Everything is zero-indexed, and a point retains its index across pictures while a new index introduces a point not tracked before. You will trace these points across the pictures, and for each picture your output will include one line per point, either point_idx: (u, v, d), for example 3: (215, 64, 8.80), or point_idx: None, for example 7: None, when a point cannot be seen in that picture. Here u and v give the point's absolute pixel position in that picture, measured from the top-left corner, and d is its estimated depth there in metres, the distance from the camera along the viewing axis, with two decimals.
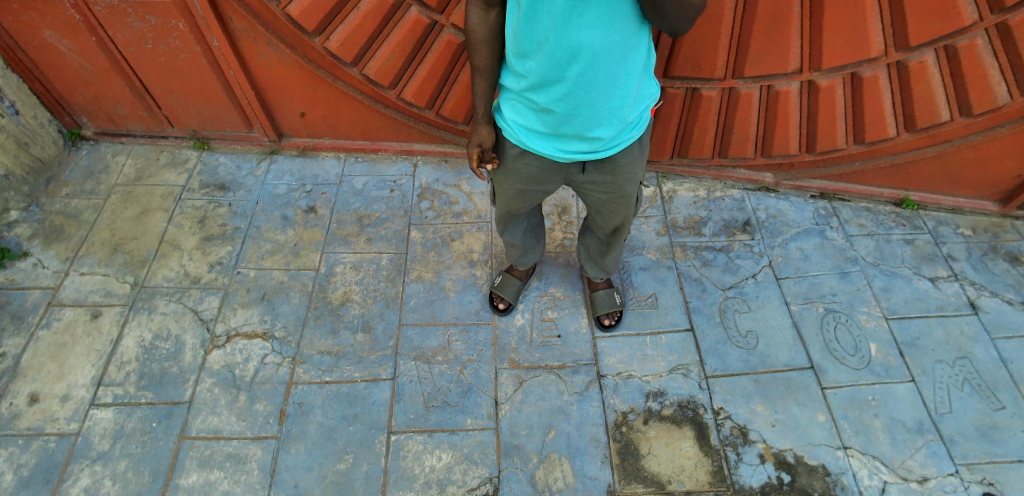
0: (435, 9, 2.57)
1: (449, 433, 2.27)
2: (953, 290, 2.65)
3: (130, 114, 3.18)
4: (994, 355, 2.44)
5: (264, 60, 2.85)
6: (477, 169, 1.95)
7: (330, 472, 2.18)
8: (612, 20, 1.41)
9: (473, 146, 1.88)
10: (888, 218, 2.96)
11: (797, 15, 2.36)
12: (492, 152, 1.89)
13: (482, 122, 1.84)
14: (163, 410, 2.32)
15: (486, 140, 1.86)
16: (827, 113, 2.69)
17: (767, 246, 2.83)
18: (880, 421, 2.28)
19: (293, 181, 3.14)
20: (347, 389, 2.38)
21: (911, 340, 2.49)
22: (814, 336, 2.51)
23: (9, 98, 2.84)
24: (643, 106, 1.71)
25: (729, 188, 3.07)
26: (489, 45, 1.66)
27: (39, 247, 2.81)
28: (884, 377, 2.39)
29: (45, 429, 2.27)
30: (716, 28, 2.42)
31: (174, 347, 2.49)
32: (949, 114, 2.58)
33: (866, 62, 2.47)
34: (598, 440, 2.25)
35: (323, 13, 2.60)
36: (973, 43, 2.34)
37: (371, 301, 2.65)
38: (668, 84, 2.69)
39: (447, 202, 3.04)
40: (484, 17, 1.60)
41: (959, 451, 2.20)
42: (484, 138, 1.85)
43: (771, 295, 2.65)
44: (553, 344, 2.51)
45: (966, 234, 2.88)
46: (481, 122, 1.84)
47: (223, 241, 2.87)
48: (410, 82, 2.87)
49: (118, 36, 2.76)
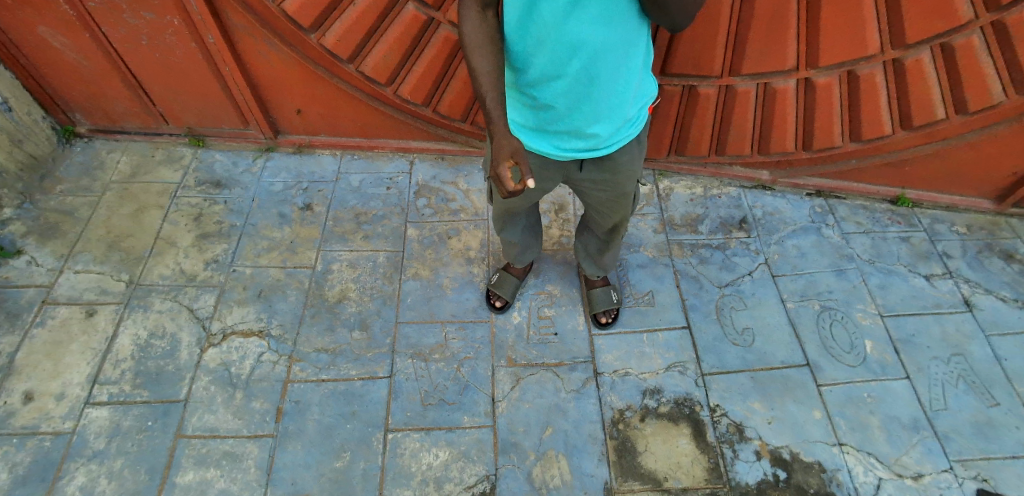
0: (433, 5, 2.55)
1: (447, 430, 2.27)
2: (949, 288, 2.66)
3: (126, 111, 3.16)
4: (989, 353, 2.46)
5: (260, 56, 2.84)
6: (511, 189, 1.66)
7: (328, 470, 2.18)
8: (610, 17, 1.41)
9: (505, 160, 1.65)
10: (884, 216, 2.96)
11: (795, 13, 2.36)
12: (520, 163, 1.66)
13: (501, 134, 1.64)
14: (160, 408, 2.31)
15: (515, 147, 1.66)
16: (824, 110, 2.69)
17: (764, 244, 2.84)
18: (876, 418, 2.29)
19: (289, 178, 3.13)
20: (345, 386, 2.38)
21: (907, 338, 2.50)
22: (810, 333, 2.52)
23: (2, 94, 2.82)
24: (641, 103, 1.71)
25: (726, 186, 3.08)
26: (490, 49, 1.54)
27: (34, 244, 2.79)
28: (880, 374, 2.40)
29: (41, 427, 2.26)
30: (714, 25, 2.42)
31: (170, 345, 2.48)
32: (946, 112, 2.59)
33: (863, 60, 2.48)
34: (596, 437, 2.25)
35: (320, 9, 2.58)
36: (970, 42, 2.34)
37: (369, 299, 2.64)
38: (667, 81, 2.69)
39: (444, 200, 3.03)
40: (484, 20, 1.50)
41: (954, 448, 2.21)
42: (508, 144, 1.64)
43: (768, 292, 2.65)
44: (550, 341, 2.51)
45: (961, 232, 2.89)
46: (499, 134, 1.64)
47: (219, 239, 2.85)
48: (408, 79, 2.86)
49: (114, 32, 2.74)
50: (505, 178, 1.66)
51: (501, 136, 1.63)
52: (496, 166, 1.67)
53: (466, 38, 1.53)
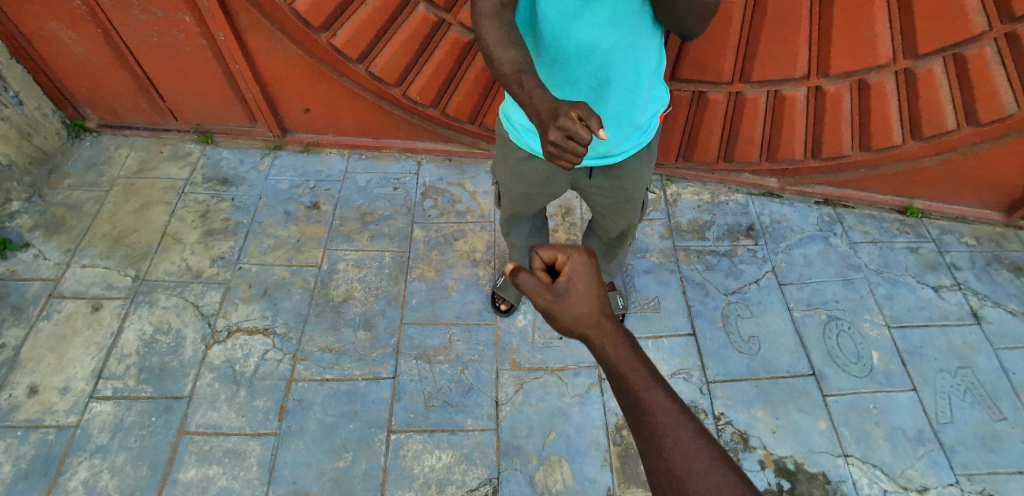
0: (443, 7, 2.56)
1: (449, 433, 2.26)
2: (957, 300, 2.64)
3: (134, 107, 3.17)
4: (996, 365, 2.44)
5: (269, 54, 2.84)
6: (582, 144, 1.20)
7: (329, 469, 2.18)
8: (620, 19, 1.39)
9: (565, 112, 1.20)
10: (892, 225, 2.95)
11: (806, 21, 2.35)
12: (575, 112, 1.20)
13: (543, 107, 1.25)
14: (163, 405, 2.31)
15: (573, 101, 1.23)
16: (833, 119, 2.68)
17: (771, 252, 2.82)
18: (881, 429, 2.27)
19: (296, 176, 3.13)
20: (348, 386, 2.38)
21: (914, 349, 2.49)
22: (816, 342, 2.51)
23: (12, 88, 2.83)
24: (653, 110, 1.69)
25: (733, 192, 3.07)
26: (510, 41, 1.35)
27: (40, 238, 2.80)
28: (886, 385, 2.38)
29: (44, 421, 2.26)
30: (725, 31, 2.41)
31: (174, 341, 2.48)
32: (956, 122, 2.58)
33: (873, 69, 2.46)
34: (598, 443, 2.24)
35: (330, 9, 2.59)
36: (982, 52, 2.33)
37: (374, 299, 2.64)
38: (676, 87, 2.68)
39: (450, 201, 3.03)
40: (501, 19, 1.37)
41: (960, 461, 2.20)
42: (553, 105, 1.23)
43: (774, 300, 2.64)
44: (555, 345, 2.50)
45: (970, 244, 2.87)
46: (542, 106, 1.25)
47: (225, 236, 2.86)
48: (417, 80, 2.87)
49: (124, 28, 2.74)
50: (574, 138, 1.20)
51: (547, 104, 1.25)
52: (551, 127, 1.22)
53: (484, 38, 1.37)
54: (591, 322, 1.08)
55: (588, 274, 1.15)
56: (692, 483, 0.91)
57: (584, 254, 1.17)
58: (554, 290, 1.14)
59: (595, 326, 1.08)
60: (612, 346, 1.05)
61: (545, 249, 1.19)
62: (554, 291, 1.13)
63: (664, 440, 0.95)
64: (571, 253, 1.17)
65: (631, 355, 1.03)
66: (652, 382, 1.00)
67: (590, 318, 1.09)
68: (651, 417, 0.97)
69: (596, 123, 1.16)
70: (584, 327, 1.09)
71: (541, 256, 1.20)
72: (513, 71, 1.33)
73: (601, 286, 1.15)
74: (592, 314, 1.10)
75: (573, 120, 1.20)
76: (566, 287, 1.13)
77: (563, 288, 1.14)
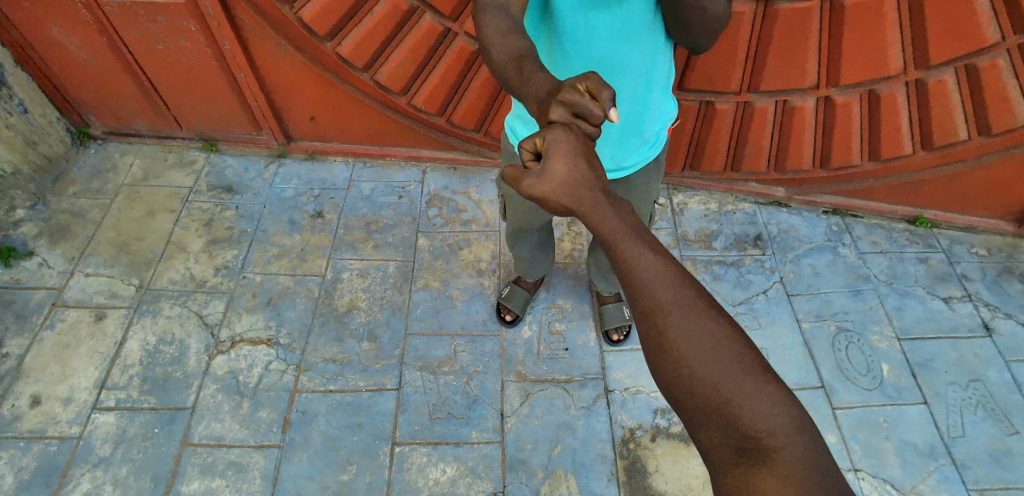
0: (449, 16, 2.55)
1: (454, 445, 2.24)
2: (967, 311, 2.62)
3: (139, 115, 3.17)
4: (1008, 378, 2.40)
5: (276, 61, 2.82)
6: (607, 106, 1.09)
7: (333, 482, 2.15)
8: (630, 34, 1.37)
9: (572, 85, 1.13)
10: (902, 235, 2.92)
11: (817, 31, 2.32)
12: (588, 86, 1.11)
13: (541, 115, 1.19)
14: (166, 416, 2.30)
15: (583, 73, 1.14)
16: (842, 130, 2.67)
17: (779, 262, 2.80)
18: (892, 444, 2.24)
19: (301, 184, 3.13)
20: (352, 398, 2.36)
21: (924, 362, 2.45)
22: (826, 354, 2.48)
23: (18, 96, 2.83)
24: (661, 125, 1.64)
25: (740, 202, 3.05)
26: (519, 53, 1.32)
27: (45, 245, 2.79)
28: (896, 398, 2.35)
29: (47, 431, 2.25)
30: (733, 42, 2.39)
31: (178, 351, 2.47)
32: (967, 133, 2.56)
33: (884, 80, 2.44)
34: (605, 457, 2.22)
35: (336, 17, 2.58)
36: (994, 63, 2.29)
37: (378, 309, 2.62)
38: (683, 96, 2.66)
39: (455, 210, 3.02)
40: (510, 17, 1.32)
41: (972, 477, 2.16)
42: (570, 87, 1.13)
43: (782, 311, 2.61)
44: (560, 357, 2.48)
45: (980, 254, 2.84)
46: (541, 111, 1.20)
47: (229, 244, 2.85)
48: (422, 89, 2.86)
49: (129, 35, 2.73)
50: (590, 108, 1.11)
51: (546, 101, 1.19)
52: (556, 102, 1.14)
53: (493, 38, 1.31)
54: (573, 192, 1.02)
55: (571, 148, 1.05)
56: (679, 343, 0.87)
57: (566, 129, 1.07)
58: (536, 172, 1.05)
59: (576, 197, 1.01)
60: (599, 219, 1.00)
61: (526, 139, 1.09)
62: (535, 172, 1.05)
63: (644, 297, 0.91)
64: (550, 133, 1.06)
65: (616, 220, 0.99)
66: (635, 243, 0.96)
67: (575, 190, 1.02)
68: (630, 274, 0.94)
69: (608, 97, 1.08)
70: (568, 199, 1.03)
71: (524, 148, 1.09)
72: (519, 79, 1.28)
73: (586, 160, 1.04)
74: (573, 186, 1.02)
75: (580, 94, 1.12)
76: (544, 164, 1.05)
77: (542, 167, 1.05)
